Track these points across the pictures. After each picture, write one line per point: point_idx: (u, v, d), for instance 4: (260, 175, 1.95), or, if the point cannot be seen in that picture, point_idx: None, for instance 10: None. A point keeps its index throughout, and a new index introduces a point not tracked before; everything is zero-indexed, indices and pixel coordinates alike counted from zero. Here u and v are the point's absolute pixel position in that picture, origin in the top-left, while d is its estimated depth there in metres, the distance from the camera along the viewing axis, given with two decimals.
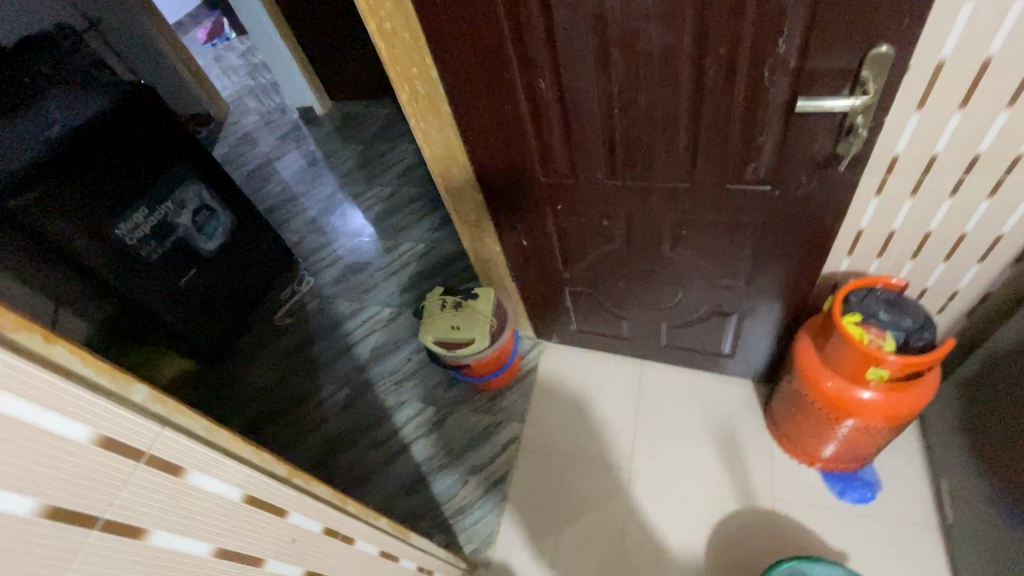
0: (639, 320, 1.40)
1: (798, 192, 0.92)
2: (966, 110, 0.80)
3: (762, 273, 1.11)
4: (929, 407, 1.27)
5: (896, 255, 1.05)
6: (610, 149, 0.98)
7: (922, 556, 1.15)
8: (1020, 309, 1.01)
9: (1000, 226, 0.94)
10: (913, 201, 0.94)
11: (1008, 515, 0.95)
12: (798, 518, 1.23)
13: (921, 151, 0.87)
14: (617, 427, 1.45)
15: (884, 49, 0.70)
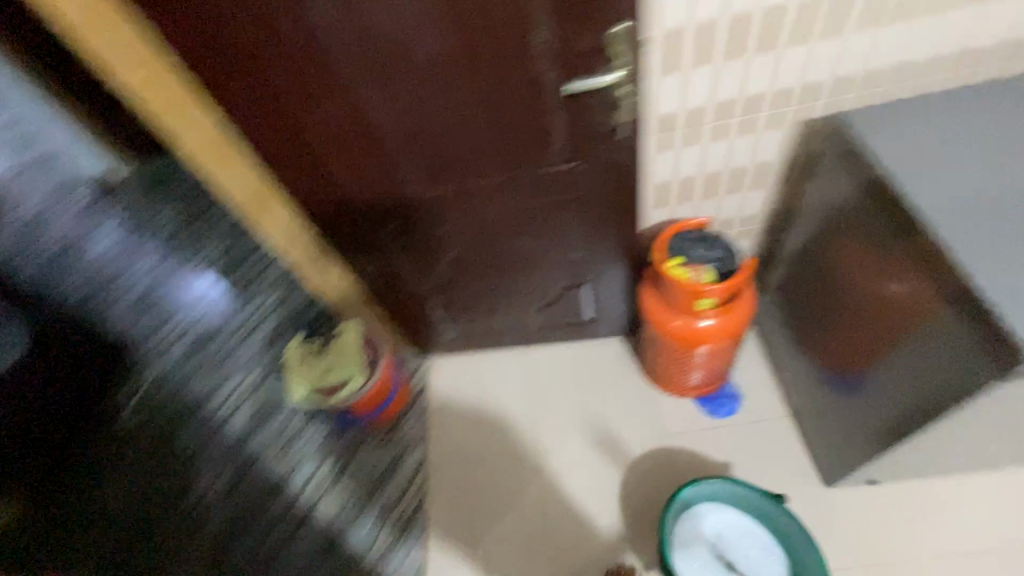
0: (508, 311, 1.44)
1: (599, 162, 1.01)
2: (705, 65, 0.93)
3: (596, 240, 1.20)
4: (761, 317, 1.47)
5: (696, 197, 1.19)
6: (422, 157, 0.99)
7: (785, 442, 1.33)
8: (796, 219, 1.20)
9: (762, 156, 1.11)
10: (693, 149, 1.08)
11: (837, 384, 1.15)
12: (686, 446, 1.36)
13: (685, 106, 0.99)
14: (515, 418, 1.48)
15: (625, 26, 0.78)
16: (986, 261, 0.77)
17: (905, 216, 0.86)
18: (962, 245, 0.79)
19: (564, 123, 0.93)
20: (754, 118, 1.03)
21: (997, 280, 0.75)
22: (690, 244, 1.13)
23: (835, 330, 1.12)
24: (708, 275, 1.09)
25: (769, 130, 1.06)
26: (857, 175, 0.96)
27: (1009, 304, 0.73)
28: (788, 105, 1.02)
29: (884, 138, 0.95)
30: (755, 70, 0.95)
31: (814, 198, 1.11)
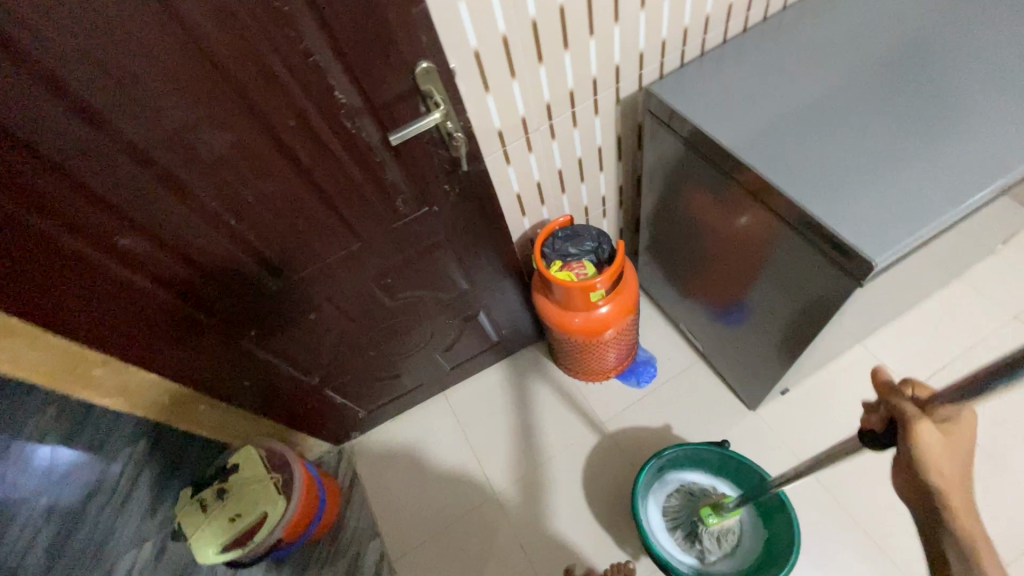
0: (415, 366, 1.35)
1: (450, 199, 0.96)
2: (517, 77, 0.92)
3: (475, 269, 1.16)
4: (645, 280, 1.55)
5: (553, 197, 1.21)
6: (259, 255, 0.87)
7: (705, 383, 1.42)
8: (644, 187, 1.27)
9: (596, 142, 1.16)
10: (534, 155, 1.08)
11: (727, 320, 1.25)
12: (626, 424, 1.40)
13: (512, 119, 0.98)
14: (460, 467, 1.41)
15: (426, 66, 0.74)
16: (805, 183, 0.86)
17: (731, 163, 0.93)
18: (783, 175, 0.88)
19: (401, 173, 0.87)
20: (577, 111, 1.06)
21: (819, 196, 0.84)
22: (563, 244, 1.14)
23: (709, 276, 1.21)
24: (589, 268, 1.11)
25: (594, 118, 1.10)
26: (680, 137, 1.03)
27: (835, 215, 0.82)
28: (602, 91, 1.06)
29: (690, 99, 1.02)
30: (562, 68, 0.96)
31: (652, 165, 1.18)
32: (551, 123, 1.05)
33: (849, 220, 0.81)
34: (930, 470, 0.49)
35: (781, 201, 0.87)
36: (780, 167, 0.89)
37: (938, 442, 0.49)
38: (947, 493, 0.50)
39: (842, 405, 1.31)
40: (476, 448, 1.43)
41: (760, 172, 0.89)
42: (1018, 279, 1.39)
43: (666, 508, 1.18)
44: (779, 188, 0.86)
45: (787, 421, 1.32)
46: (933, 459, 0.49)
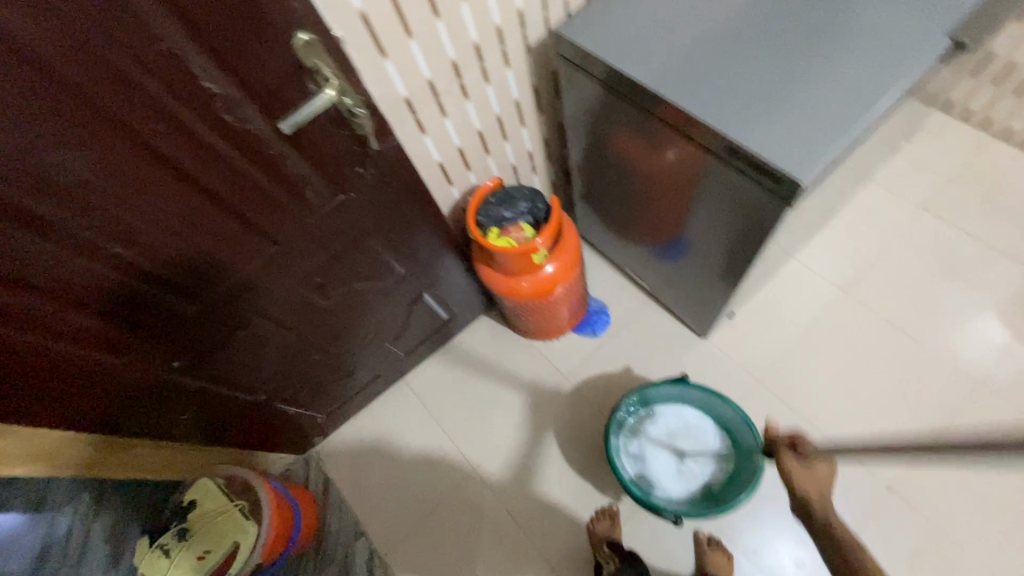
0: (367, 360, 1.29)
1: (366, 182, 0.89)
2: (413, 35, 0.83)
3: (409, 250, 1.10)
4: (585, 229, 1.54)
5: (477, 161, 1.14)
6: (160, 281, 0.77)
7: (657, 321, 1.45)
8: (568, 135, 1.23)
9: (512, 95, 1.09)
10: (449, 119, 1.01)
11: (672, 255, 1.25)
12: (589, 375, 1.41)
13: (417, 83, 0.90)
14: (433, 449, 1.39)
15: (307, 37, 0.65)
16: (725, 111, 0.85)
17: (651, 100, 0.90)
18: (703, 105, 0.86)
19: (304, 162, 0.78)
20: (487, 64, 0.99)
21: (740, 122, 0.83)
22: (497, 209, 1.09)
23: (649, 214, 1.20)
24: (527, 230, 1.07)
25: (505, 70, 1.03)
26: (597, 79, 0.98)
27: (759, 139, 0.81)
28: (509, 39, 0.98)
29: (602, 36, 0.97)
30: (462, 19, 0.88)
31: (573, 112, 1.13)
32: (461, 82, 0.97)
33: (772, 143, 0.81)
34: (799, 488, 0.80)
35: (705, 132, 0.85)
36: (700, 98, 0.87)
37: (800, 469, 0.81)
38: (821, 497, 0.79)
39: (784, 318, 1.38)
40: (447, 427, 1.42)
41: (681, 106, 0.86)
42: (924, 173, 1.48)
43: (644, 450, 1.20)
44: (701, 120, 0.85)
45: (736, 343, 1.37)
46: (796, 478, 0.80)
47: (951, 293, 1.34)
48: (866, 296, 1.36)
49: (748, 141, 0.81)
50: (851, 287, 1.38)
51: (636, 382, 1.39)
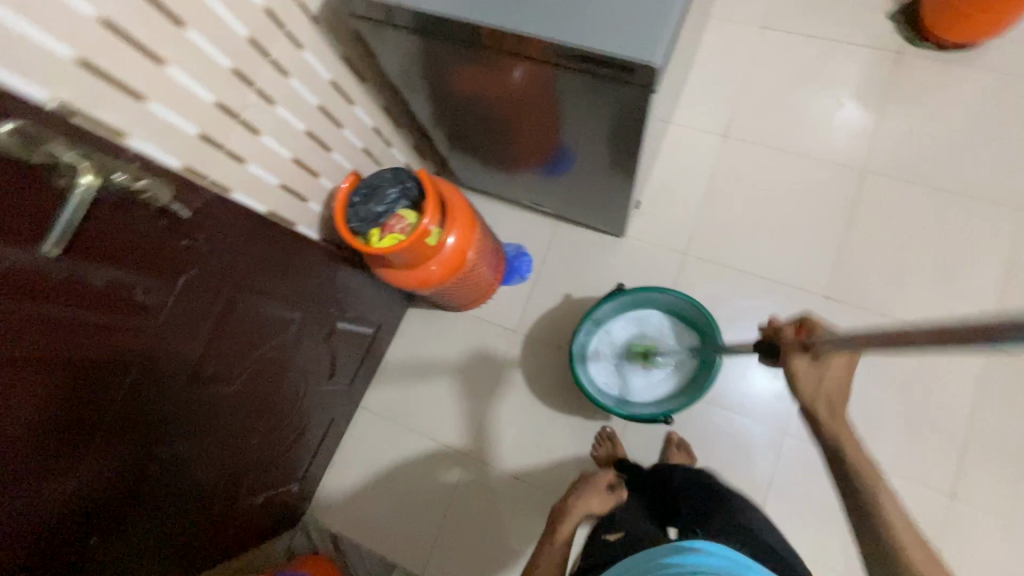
0: (314, 411, 1.19)
1: (200, 249, 0.75)
2: (168, 60, 0.66)
3: (295, 290, 0.98)
4: (467, 180, 1.44)
5: (320, 164, 1.00)
6: (26, 478, 0.62)
7: (574, 238, 1.42)
8: (405, 93, 1.09)
9: (325, 77, 0.93)
10: (265, 135, 0.85)
11: (557, 167, 1.19)
12: (534, 318, 1.39)
13: (204, 111, 0.74)
14: (422, 456, 1.35)
15: (10, 127, 0.49)
16: (549, 13, 0.76)
17: (470, 30, 0.80)
18: (524, 15, 0.77)
19: (113, 267, 0.63)
20: (277, 56, 0.82)
21: (569, 22, 0.75)
22: (366, 206, 0.96)
23: (519, 137, 1.12)
24: (409, 215, 0.97)
25: (302, 52, 0.87)
26: (405, 26, 0.85)
27: (594, 33, 0.74)
28: (289, 15, 0.81)
29: None
30: (220, 16, 0.71)
31: (399, 68, 1.00)
32: (256, 89, 0.81)
33: (608, 32, 0.74)
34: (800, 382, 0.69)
35: (538, 45, 0.77)
36: (517, 9, 0.77)
37: (809, 367, 0.69)
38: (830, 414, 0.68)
39: (685, 185, 1.38)
40: (425, 431, 1.37)
41: (500, 26, 0.77)
42: None
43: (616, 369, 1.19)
44: (528, 35, 0.76)
45: (653, 229, 1.38)
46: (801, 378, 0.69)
47: (819, 99, 1.37)
48: (749, 134, 1.38)
49: (583, 39, 0.74)
50: (733, 131, 1.39)
51: (580, 306, 1.37)
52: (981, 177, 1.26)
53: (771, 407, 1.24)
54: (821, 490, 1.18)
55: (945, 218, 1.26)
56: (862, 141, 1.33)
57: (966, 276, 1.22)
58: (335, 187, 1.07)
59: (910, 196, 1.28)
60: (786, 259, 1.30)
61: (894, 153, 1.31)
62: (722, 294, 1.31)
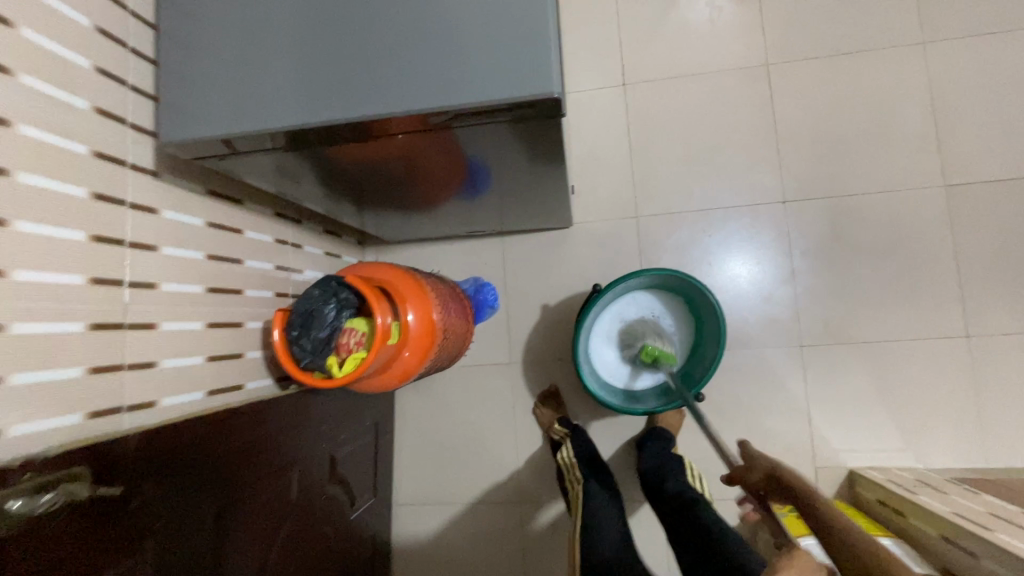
0: (356, 541, 1.11)
1: (164, 492, 0.63)
2: (8, 322, 0.54)
3: (284, 454, 0.87)
4: (395, 235, 1.33)
5: (238, 311, 0.88)
6: None
7: (527, 245, 1.34)
8: (291, 192, 0.97)
9: (199, 223, 0.80)
10: (164, 323, 0.73)
11: (466, 194, 1.11)
12: (522, 342, 1.33)
13: (82, 345, 0.61)
14: (479, 524, 1.30)
15: None
16: (409, 80, 0.62)
17: (325, 131, 0.65)
18: (381, 92, 0.62)
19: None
20: (136, 236, 0.69)
21: (437, 82, 0.61)
22: (309, 337, 0.84)
23: (425, 183, 1.01)
24: (360, 324, 0.87)
25: (161, 215, 0.73)
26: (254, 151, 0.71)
27: (469, 85, 0.60)
28: (126, 186, 0.68)
29: (206, 100, 0.67)
30: (46, 237, 0.57)
31: (273, 179, 0.87)
32: (129, 284, 0.68)
33: (484, 77, 0.60)
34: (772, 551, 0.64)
35: (411, 121, 0.63)
36: (370, 87, 0.63)
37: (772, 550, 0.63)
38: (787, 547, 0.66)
39: (607, 149, 1.32)
40: (469, 498, 1.31)
41: (359, 118, 0.63)
42: None
43: (634, 372, 1.15)
44: (394, 116, 0.62)
45: (597, 205, 1.31)
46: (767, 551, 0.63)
47: (698, 10, 1.31)
48: (647, 72, 1.32)
49: (458, 98, 0.60)
50: (630, 76, 1.32)
51: (560, 311, 1.31)
52: (874, 27, 1.24)
53: (777, 328, 1.23)
54: (851, 384, 1.19)
55: (859, 80, 1.24)
56: (754, 36, 1.29)
57: (898, 128, 1.22)
58: (267, 321, 0.96)
59: (819, 72, 1.26)
60: (732, 182, 1.27)
61: (788, 36, 1.28)
62: (688, 241, 1.28)
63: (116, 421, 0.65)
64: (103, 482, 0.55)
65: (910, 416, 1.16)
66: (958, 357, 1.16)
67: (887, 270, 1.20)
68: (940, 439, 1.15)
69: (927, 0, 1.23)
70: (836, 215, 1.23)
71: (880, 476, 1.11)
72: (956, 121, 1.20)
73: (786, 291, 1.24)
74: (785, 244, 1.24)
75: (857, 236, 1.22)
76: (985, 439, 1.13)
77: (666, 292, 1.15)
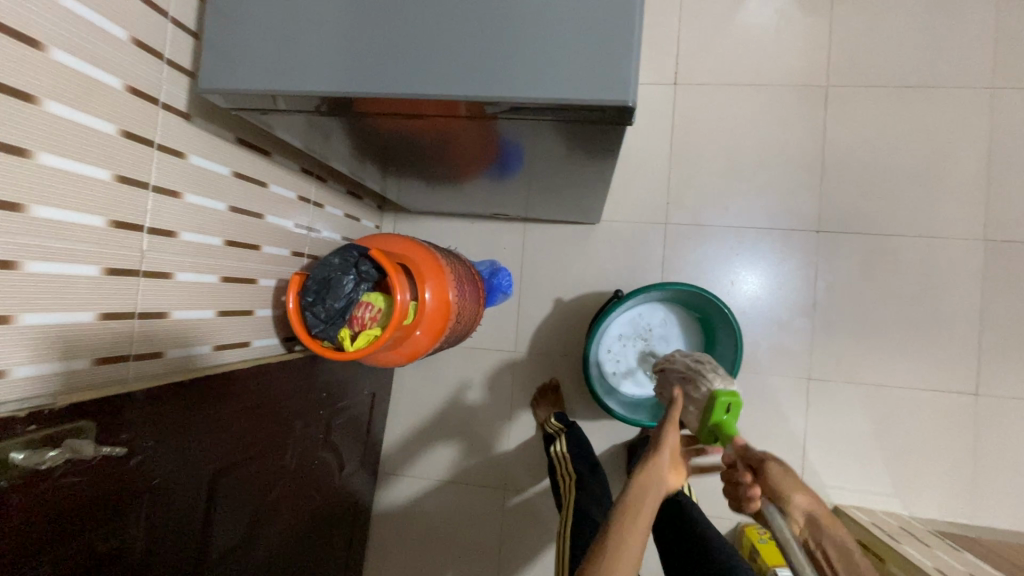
0: (339, 506, 1.11)
1: (163, 451, 0.61)
2: (23, 260, 0.51)
3: (284, 417, 0.86)
4: (416, 206, 1.30)
5: (254, 267, 0.86)
6: None
7: (549, 236, 1.31)
8: (320, 152, 0.93)
9: (226, 173, 0.77)
10: (180, 273, 0.71)
11: (497, 175, 1.07)
12: (530, 333, 1.31)
13: (97, 289, 0.59)
14: (461, 503, 1.31)
15: None
16: (469, 61, 0.58)
17: (371, 102, 0.62)
18: (439, 69, 0.58)
19: (61, 544, 0.51)
20: (160, 180, 0.66)
21: (500, 67, 0.57)
22: (324, 305, 0.81)
23: (456, 158, 0.97)
24: (377, 299, 0.84)
25: (189, 160, 0.70)
26: (293, 109, 0.67)
27: (534, 77, 0.56)
28: (156, 126, 0.64)
29: (250, 45, 0.62)
30: (71, 173, 0.54)
31: (306, 136, 0.83)
32: (149, 230, 0.65)
33: (553, 71, 0.56)
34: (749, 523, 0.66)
35: (465, 105, 0.59)
36: (429, 61, 0.58)
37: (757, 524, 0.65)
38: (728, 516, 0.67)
39: (647, 148, 1.28)
40: (455, 477, 1.32)
41: (410, 94, 0.59)
42: None
43: (640, 381, 1.14)
44: (449, 98, 0.58)
45: (627, 206, 1.28)
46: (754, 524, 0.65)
47: (765, 17, 1.25)
48: (701, 75, 1.26)
49: (520, 88, 0.56)
50: (683, 76, 1.27)
51: (572, 307, 1.29)
52: (944, 63, 1.19)
53: (787, 357, 1.22)
54: (852, 424, 1.19)
55: (917, 117, 1.20)
56: (819, 53, 1.23)
57: (948, 174, 1.18)
58: (280, 280, 0.93)
59: (878, 102, 1.21)
60: (768, 203, 1.24)
61: (854, 59, 1.22)
62: (714, 256, 1.25)
63: (120, 369, 0.63)
64: (105, 442, 0.54)
65: (904, 464, 1.17)
66: (962, 414, 1.15)
67: (909, 317, 1.18)
68: (929, 490, 1.15)
69: (1004, 42, 1.17)
70: (868, 253, 1.20)
71: (866, 518, 1.11)
72: (1008, 176, 1.16)
73: (803, 322, 1.22)
74: (811, 274, 1.22)
75: (885, 277, 1.19)
76: (974, 497, 1.14)
77: (680, 303, 1.14)
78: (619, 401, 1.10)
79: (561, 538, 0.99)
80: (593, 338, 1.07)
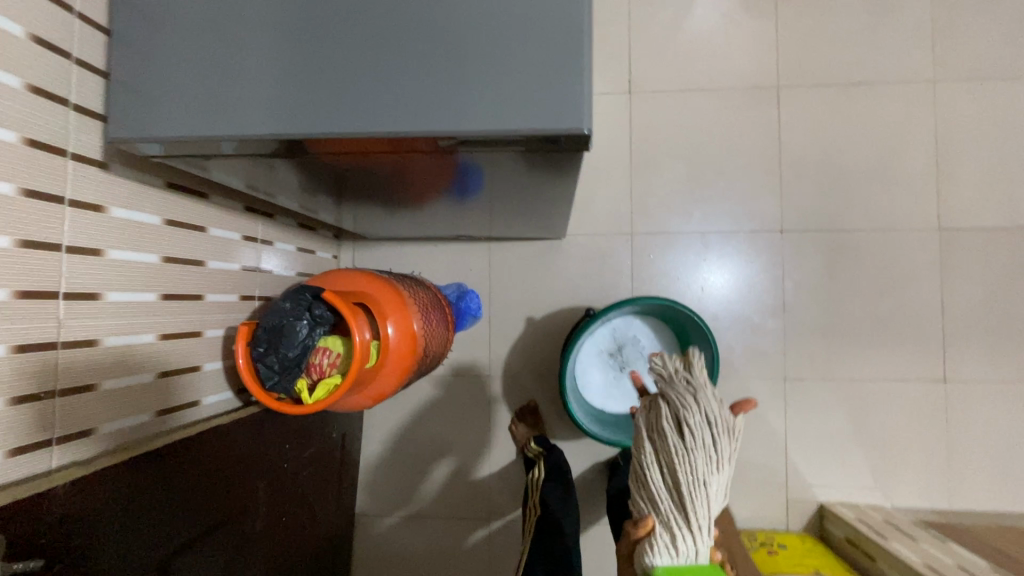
0: (314, 559, 1.05)
1: (98, 546, 0.55)
2: None
3: (243, 478, 0.80)
4: (375, 235, 1.25)
5: (197, 319, 0.79)
6: None
7: (514, 255, 1.28)
8: (261, 189, 0.87)
9: (156, 222, 0.70)
10: (109, 338, 0.64)
11: (453, 196, 1.02)
12: (503, 355, 1.27)
13: (4, 371, 0.52)
14: (445, 538, 1.26)
15: None
16: (408, 94, 0.53)
17: (306, 142, 0.57)
18: (376, 104, 0.54)
19: None
20: (76, 239, 0.59)
21: (441, 100, 0.53)
22: (277, 355, 0.75)
23: (407, 182, 0.92)
24: (335, 343, 0.78)
25: (110, 214, 0.63)
26: (240, 152, 0.61)
27: (478, 108, 0.52)
28: (65, 179, 0.57)
29: (165, 84, 0.56)
30: None
31: (244, 174, 0.77)
32: (66, 295, 0.58)
33: (500, 100, 0.52)
34: None
35: (408, 139, 0.55)
36: (366, 92, 0.54)
37: None
38: None
39: (607, 159, 1.26)
40: (437, 512, 1.26)
41: (348, 132, 0.54)
42: None
43: (620, 395, 1.11)
44: (390, 135, 0.54)
45: (592, 218, 1.26)
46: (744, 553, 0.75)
47: (712, 22, 1.25)
48: (653, 83, 1.26)
49: (463, 121, 0.53)
50: (637, 85, 1.26)
51: (544, 325, 1.26)
52: (886, 60, 1.21)
53: (762, 358, 1.21)
54: (830, 420, 1.19)
55: (866, 113, 1.22)
56: (767, 56, 1.24)
57: (898, 169, 1.21)
58: (228, 328, 0.87)
59: (830, 100, 1.22)
60: (732, 207, 1.23)
61: (803, 59, 1.23)
62: (681, 264, 1.24)
63: (40, 458, 0.56)
64: (25, 555, 0.47)
65: (882, 457, 1.17)
66: (934, 402, 1.17)
67: (875, 311, 1.19)
68: (908, 479, 1.17)
69: (940, 37, 1.21)
70: (831, 250, 1.21)
71: (850, 514, 1.11)
72: (956, 166, 1.19)
73: (774, 323, 1.22)
74: (779, 274, 1.22)
75: (850, 273, 1.21)
76: (951, 483, 1.15)
77: (650, 315, 1.12)
78: (600, 420, 1.07)
79: (523, 566, 0.96)
80: (568, 360, 1.04)
